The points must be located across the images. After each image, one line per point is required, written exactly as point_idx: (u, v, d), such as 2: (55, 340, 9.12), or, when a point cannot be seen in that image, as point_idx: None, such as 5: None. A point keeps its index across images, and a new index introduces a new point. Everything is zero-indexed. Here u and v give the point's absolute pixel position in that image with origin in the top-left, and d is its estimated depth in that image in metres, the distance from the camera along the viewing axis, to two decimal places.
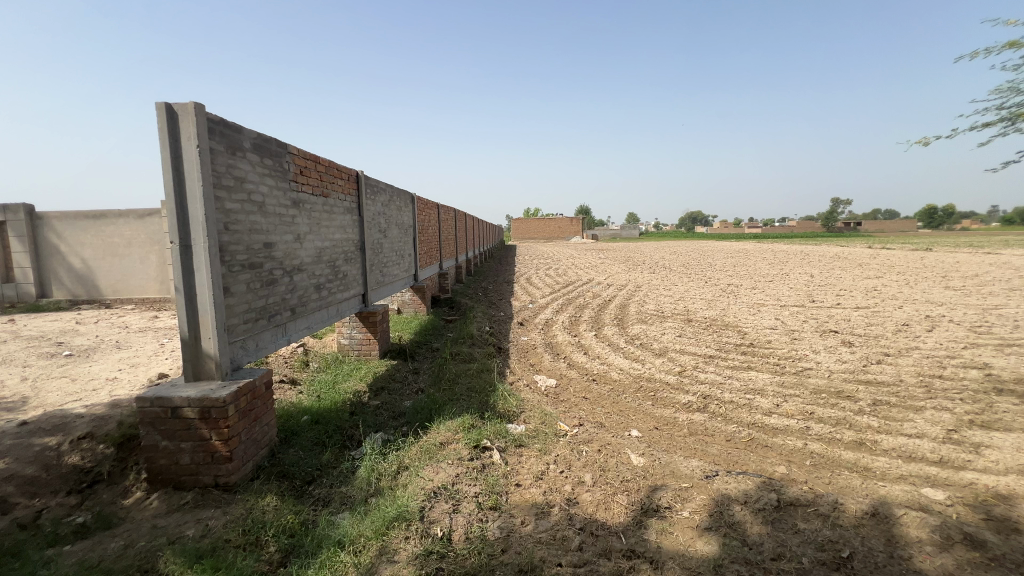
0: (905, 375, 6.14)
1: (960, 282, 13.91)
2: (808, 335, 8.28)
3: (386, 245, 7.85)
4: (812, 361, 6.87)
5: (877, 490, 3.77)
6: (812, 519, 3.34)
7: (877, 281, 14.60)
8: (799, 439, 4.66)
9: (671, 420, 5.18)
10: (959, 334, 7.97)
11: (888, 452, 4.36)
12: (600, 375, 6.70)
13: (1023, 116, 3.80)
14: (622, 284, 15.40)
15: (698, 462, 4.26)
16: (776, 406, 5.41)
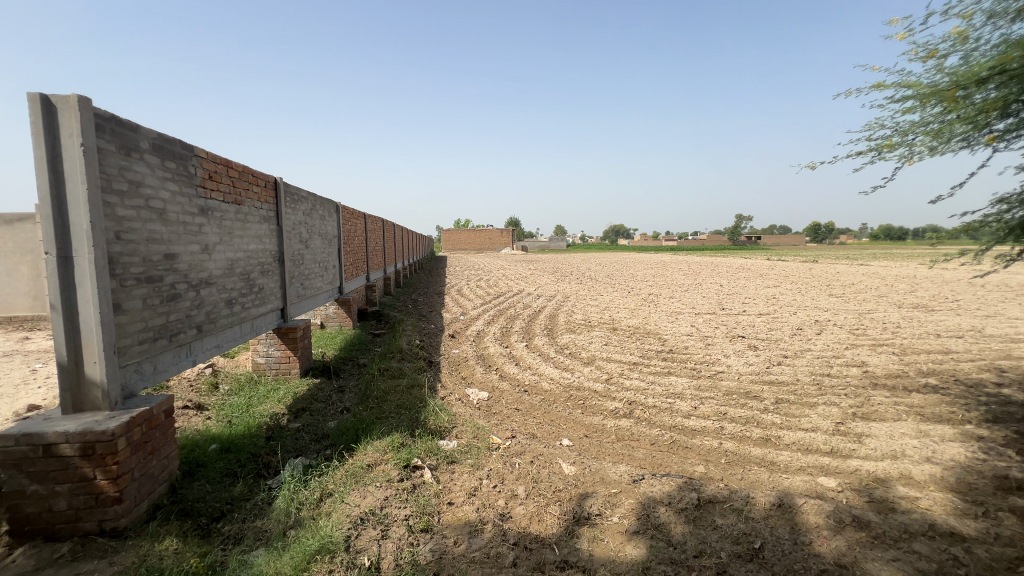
0: (800, 375, 6.84)
1: (841, 290, 15.85)
2: (719, 340, 8.98)
3: (308, 256, 7.41)
4: (723, 365, 7.44)
5: (781, 482, 4.13)
6: (728, 514, 3.59)
7: (775, 290, 16.25)
8: (714, 438, 5.00)
9: (600, 427, 5.35)
10: (842, 337, 9.06)
11: (789, 447, 4.81)
12: (531, 385, 6.78)
13: (887, 147, 4.42)
14: (552, 295, 15.80)
15: (626, 467, 4.41)
16: (694, 408, 5.78)
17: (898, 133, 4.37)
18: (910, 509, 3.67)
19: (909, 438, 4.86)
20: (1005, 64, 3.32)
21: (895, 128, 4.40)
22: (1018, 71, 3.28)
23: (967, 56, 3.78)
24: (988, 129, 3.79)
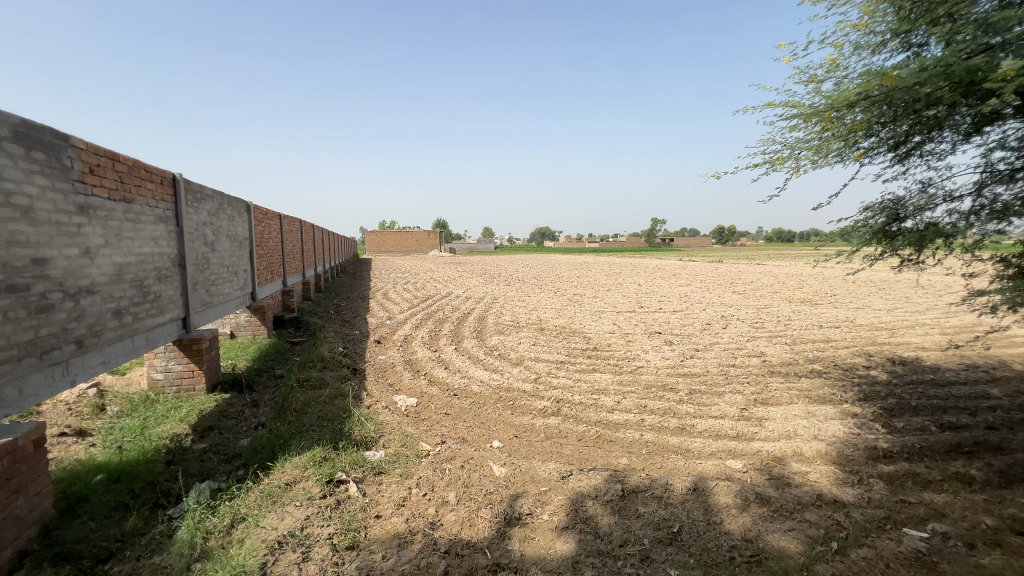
0: (709, 366, 7.44)
1: (742, 288, 17.48)
2: (639, 337, 9.51)
3: (214, 260, 6.78)
4: (643, 360, 7.89)
5: (695, 467, 4.45)
6: (649, 502, 3.80)
7: (687, 289, 17.56)
8: (636, 430, 5.28)
9: (530, 427, 5.44)
10: (744, 330, 9.98)
11: (701, 433, 5.20)
12: (461, 389, 6.72)
13: (779, 160, 4.91)
14: (481, 297, 15.82)
15: (555, 464, 4.52)
16: (617, 403, 6.06)
17: (786, 148, 4.88)
18: (801, 483, 4.13)
19: (800, 419, 5.46)
20: (868, 90, 3.84)
21: (784, 144, 4.90)
22: (878, 96, 3.81)
23: (839, 81, 4.33)
24: (856, 146, 4.36)
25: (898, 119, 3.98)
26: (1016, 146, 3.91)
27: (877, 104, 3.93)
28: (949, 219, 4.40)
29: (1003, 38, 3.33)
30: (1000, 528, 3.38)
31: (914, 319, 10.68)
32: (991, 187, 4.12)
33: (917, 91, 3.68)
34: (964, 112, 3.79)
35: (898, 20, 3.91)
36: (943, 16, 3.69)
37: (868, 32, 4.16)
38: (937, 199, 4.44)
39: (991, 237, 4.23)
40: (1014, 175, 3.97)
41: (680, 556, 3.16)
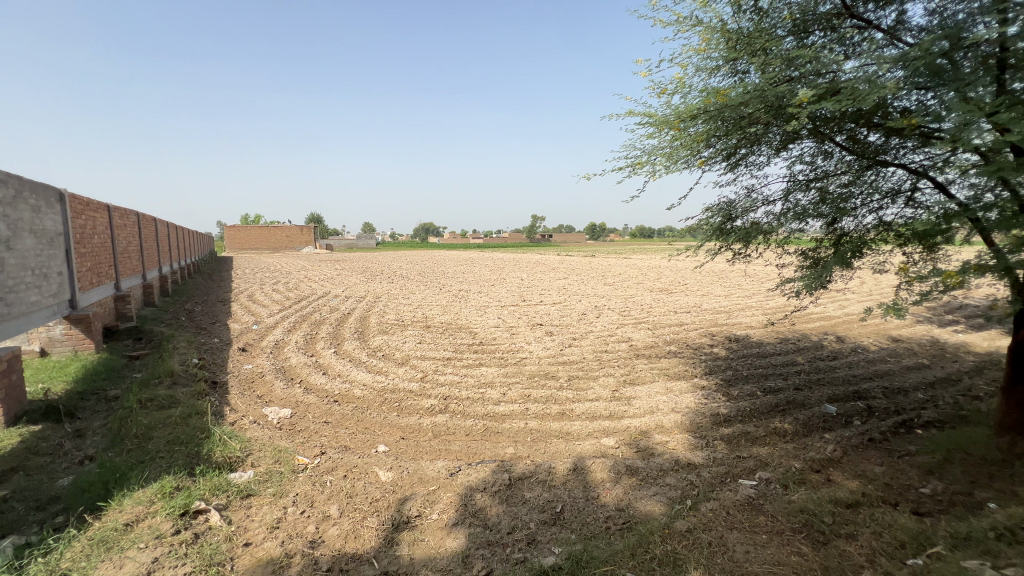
0: (585, 353, 8.03)
1: (613, 280, 19.16)
2: (522, 329, 9.90)
3: (10, 261, 5.42)
4: (526, 351, 8.23)
5: (575, 448, 4.78)
6: (534, 487, 3.99)
7: (565, 281, 18.71)
8: (521, 419, 5.49)
9: (417, 426, 5.33)
10: (614, 318, 10.96)
11: (580, 416, 5.60)
12: (342, 394, 6.33)
13: (639, 164, 5.43)
14: (362, 295, 15.06)
15: (443, 462, 4.50)
16: (503, 394, 6.24)
17: (644, 154, 5.43)
18: (662, 452, 4.68)
19: (661, 395, 6.17)
20: (706, 106, 4.45)
21: (643, 150, 5.45)
22: (714, 112, 4.44)
23: (684, 97, 4.96)
24: (699, 155, 5.01)
25: (729, 134, 4.68)
26: (811, 161, 4.85)
27: (713, 119, 4.56)
28: (767, 220, 5.31)
29: (800, 72, 4.10)
30: (804, 469, 4.21)
31: (743, 302, 12.73)
32: (794, 194, 5.05)
33: (742, 110, 4.35)
34: (775, 131, 4.59)
35: (727, 49, 4.60)
36: (759, 49, 4.43)
37: (706, 57, 4.83)
38: (758, 203, 5.32)
39: (794, 235, 5.19)
40: (809, 185, 4.93)
41: (563, 534, 3.37)
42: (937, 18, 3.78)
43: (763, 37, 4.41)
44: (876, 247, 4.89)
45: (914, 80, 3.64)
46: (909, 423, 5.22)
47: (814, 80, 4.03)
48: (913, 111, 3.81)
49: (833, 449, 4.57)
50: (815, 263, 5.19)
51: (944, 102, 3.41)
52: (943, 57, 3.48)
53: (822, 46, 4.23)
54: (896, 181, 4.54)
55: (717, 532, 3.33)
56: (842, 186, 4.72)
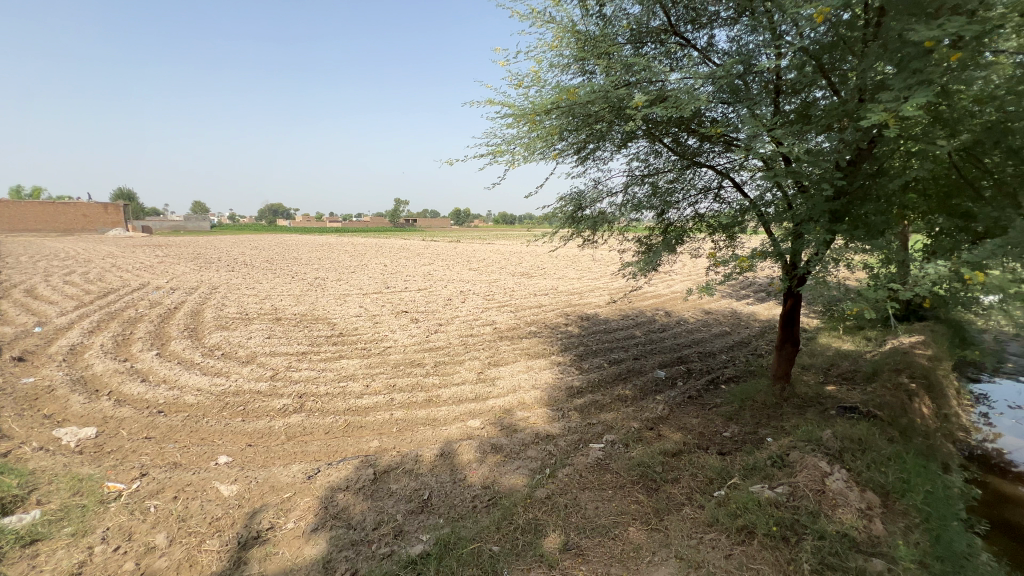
0: (451, 338, 8.09)
1: (478, 265, 19.56)
2: (386, 317, 9.55)
3: None
4: (390, 339, 7.97)
5: (442, 434, 4.81)
6: (401, 478, 3.94)
7: (430, 267, 18.52)
8: (386, 410, 5.33)
9: (267, 430, 4.82)
10: (479, 303, 11.21)
11: (446, 402, 5.63)
12: (168, 403, 5.40)
13: (500, 152, 5.57)
14: (192, 286, 12.93)
15: (299, 465, 4.15)
16: (366, 386, 5.97)
17: (504, 142, 5.58)
18: (524, 427, 4.97)
19: (522, 374, 6.53)
20: (559, 101, 4.72)
21: (503, 139, 5.59)
22: (566, 108, 4.74)
23: (540, 90, 5.20)
24: (553, 147, 5.32)
25: (579, 129, 5.05)
26: (645, 159, 5.52)
27: (565, 114, 4.87)
28: (610, 210, 5.90)
29: (636, 78, 4.59)
30: (641, 428, 4.86)
31: (593, 284, 14.06)
32: (632, 187, 5.71)
33: (590, 108, 4.72)
34: (617, 130, 5.11)
35: (577, 50, 4.95)
36: (603, 53, 4.85)
37: (558, 54, 5.12)
38: (603, 194, 5.89)
39: (632, 224, 5.87)
40: (643, 180, 5.61)
41: (431, 520, 3.39)
42: (735, 45, 4.55)
43: (606, 42, 4.84)
44: (693, 235, 5.78)
45: (720, 96, 4.35)
46: (716, 381, 6.38)
47: (647, 86, 4.54)
48: (719, 122, 4.55)
49: (662, 408, 5.37)
50: (648, 249, 5.94)
51: (740, 116, 4.14)
52: (739, 79, 4.21)
53: (652, 57, 4.79)
54: (707, 180, 5.40)
55: (571, 494, 3.68)
56: (668, 182, 5.48)
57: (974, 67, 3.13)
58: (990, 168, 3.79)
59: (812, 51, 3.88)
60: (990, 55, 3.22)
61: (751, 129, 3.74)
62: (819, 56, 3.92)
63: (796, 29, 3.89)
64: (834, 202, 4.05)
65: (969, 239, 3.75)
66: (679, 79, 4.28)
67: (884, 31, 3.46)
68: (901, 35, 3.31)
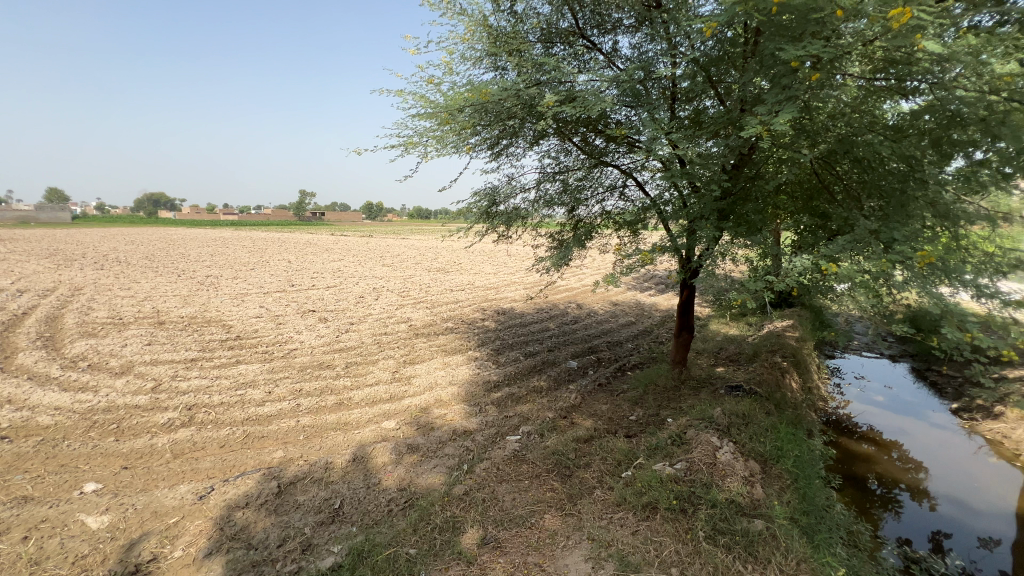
0: (364, 337, 7.75)
1: (392, 260, 18.93)
2: (291, 318, 8.89)
3: None
4: (296, 341, 7.44)
5: (355, 437, 4.60)
6: (309, 488, 3.72)
7: (340, 263, 17.58)
8: (292, 418, 4.97)
9: (148, 448, 4.28)
10: (394, 300, 10.86)
11: (359, 404, 5.39)
12: (15, 426, 4.56)
13: (412, 145, 5.40)
14: (46, 287, 11.00)
15: (189, 485, 3.74)
16: (268, 393, 5.52)
17: (416, 134, 5.43)
18: (441, 425, 4.91)
19: (439, 371, 6.44)
20: (472, 96, 4.69)
21: (415, 131, 5.43)
22: (478, 102, 4.71)
23: (452, 83, 5.14)
24: (467, 142, 5.28)
25: (492, 125, 5.07)
26: (556, 157, 5.69)
27: (478, 109, 4.84)
28: (524, 206, 6.00)
29: (546, 77, 4.68)
30: (555, 418, 5.03)
31: (509, 279, 14.26)
32: (544, 183, 5.86)
33: (502, 104, 4.74)
34: (529, 127, 5.20)
35: (488, 45, 4.97)
36: (514, 49, 4.91)
37: (470, 48, 5.10)
38: (517, 190, 5.97)
39: (545, 220, 6.03)
40: (555, 177, 5.79)
41: (343, 530, 3.24)
42: (636, 52, 4.84)
43: (517, 40, 4.90)
44: (601, 231, 6.07)
45: (624, 99, 4.59)
46: (623, 368, 6.80)
47: (556, 86, 4.66)
48: (622, 124, 4.81)
49: (574, 397, 5.60)
50: (560, 244, 6.15)
51: (641, 119, 4.40)
52: (640, 84, 4.48)
53: (561, 58, 4.94)
54: (613, 179, 5.70)
55: (488, 488, 3.71)
56: (578, 180, 5.71)
57: (829, 86, 3.62)
58: (841, 174, 4.44)
59: (702, 63, 4.24)
60: (841, 77, 3.75)
61: (652, 132, 3.99)
62: (708, 68, 4.29)
63: (688, 42, 4.21)
64: (721, 201, 4.49)
65: (826, 235, 4.36)
66: (587, 81, 4.45)
67: (760, 50, 3.88)
68: (773, 54, 3.72)
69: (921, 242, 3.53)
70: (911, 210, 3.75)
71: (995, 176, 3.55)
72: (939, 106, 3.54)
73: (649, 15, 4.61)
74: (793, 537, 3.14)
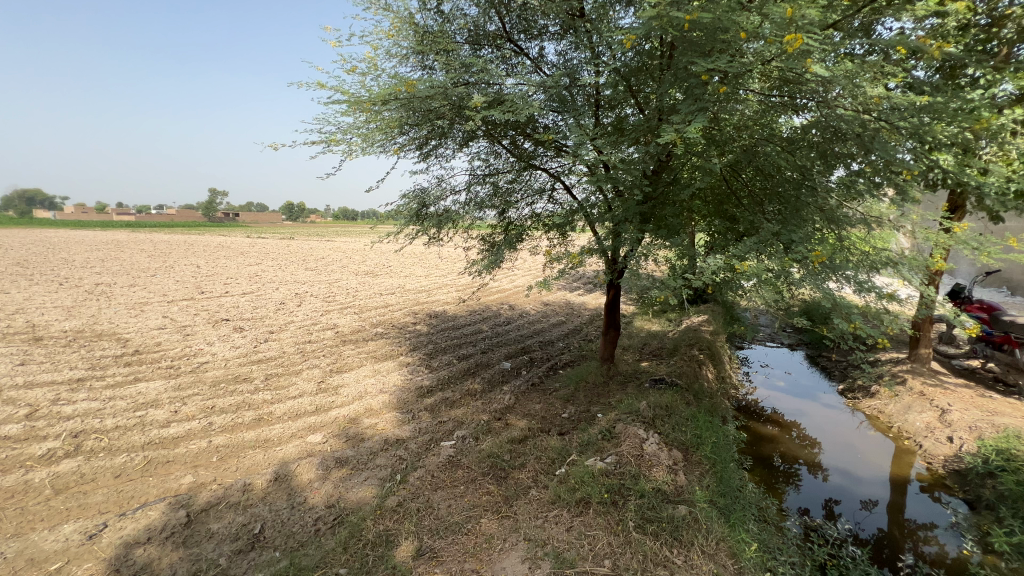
0: (285, 347, 7.28)
1: (315, 264, 17.97)
2: (200, 328, 8.13)
3: None
4: (207, 353, 6.81)
5: (276, 455, 4.30)
6: (224, 514, 3.43)
7: (258, 267, 16.38)
8: (202, 438, 4.55)
9: (22, 485, 3.71)
10: (318, 305, 10.30)
11: (281, 418, 5.05)
12: None
13: (334, 141, 5.15)
14: None
15: (76, 523, 3.29)
16: (174, 412, 5.00)
17: (339, 131, 5.20)
18: (372, 435, 4.73)
19: (369, 378, 6.20)
20: (398, 95, 4.57)
21: (338, 127, 5.19)
22: (405, 100, 4.60)
23: (377, 80, 4.98)
24: (394, 141, 5.15)
25: (419, 124, 4.97)
26: (486, 159, 5.71)
27: (404, 108, 4.73)
28: (455, 208, 5.95)
29: (474, 79, 4.66)
30: (489, 420, 5.04)
31: (441, 281, 14.08)
32: (474, 186, 5.87)
33: (430, 104, 4.67)
34: (458, 128, 5.18)
35: (415, 42, 4.90)
36: (441, 49, 4.87)
37: (394, 44, 5.00)
38: (447, 191, 5.92)
39: (476, 222, 6.03)
40: (485, 179, 5.82)
41: (264, 556, 3.03)
42: (562, 58, 4.99)
43: (444, 39, 4.86)
44: (531, 233, 6.18)
45: (551, 104, 4.71)
46: (554, 367, 6.97)
47: (485, 88, 4.66)
48: (550, 129, 4.92)
49: (508, 398, 5.64)
50: (491, 246, 6.17)
51: (567, 125, 4.54)
52: (566, 90, 4.61)
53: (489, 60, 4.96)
54: (542, 182, 5.81)
55: (423, 497, 3.63)
56: (508, 182, 5.77)
57: (735, 100, 3.95)
58: (745, 182, 4.88)
59: (622, 73, 4.46)
60: (744, 92, 4.10)
61: (578, 138, 4.13)
62: (628, 78, 4.52)
63: (610, 51, 4.41)
64: (643, 205, 4.75)
65: (735, 237, 4.75)
66: (514, 85, 4.50)
67: (674, 63, 4.13)
68: (686, 67, 3.99)
69: (813, 243, 3.96)
70: (804, 215, 4.20)
71: (868, 184, 4.06)
72: (824, 122, 3.99)
73: (573, 23, 4.74)
74: (712, 519, 3.38)
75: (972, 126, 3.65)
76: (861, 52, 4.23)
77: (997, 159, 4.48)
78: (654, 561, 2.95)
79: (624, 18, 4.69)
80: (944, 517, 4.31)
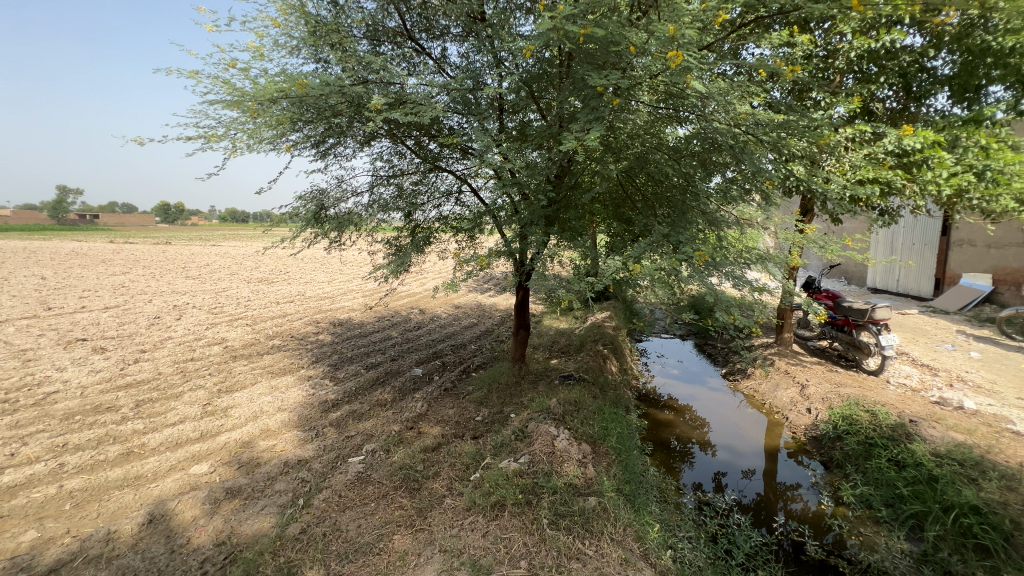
0: (161, 367, 6.40)
1: (198, 271, 16.07)
2: (47, 352, 6.85)
3: None
4: (56, 381, 5.76)
5: (150, 493, 3.76)
6: (82, 572, 2.94)
7: (124, 277, 14.26)
8: (50, 484, 3.83)
9: None
10: (202, 318, 9.21)
11: (157, 450, 4.43)
12: None
13: (213, 137, 4.61)
14: None
15: None
16: (9, 456, 4.16)
17: (219, 126, 4.67)
18: (270, 458, 4.34)
19: (265, 396, 5.68)
20: (288, 89, 4.21)
21: (218, 121, 4.66)
22: (296, 96, 4.27)
23: (263, 70, 4.57)
24: (286, 138, 4.78)
25: (315, 122, 4.65)
26: (389, 159, 5.52)
27: (297, 104, 4.39)
28: (357, 210, 5.68)
29: (374, 76, 4.45)
30: (401, 430, 4.88)
31: (345, 287, 13.34)
32: (377, 187, 5.64)
33: (325, 100, 4.39)
34: (358, 127, 4.94)
35: (306, 32, 4.59)
36: (335, 42, 4.60)
37: (282, 34, 4.64)
38: (348, 193, 5.62)
39: (381, 224, 5.78)
40: (389, 180, 5.61)
41: None
42: (464, 60, 4.98)
43: (340, 32, 4.61)
44: (439, 235, 6.07)
45: (455, 107, 4.65)
46: (467, 370, 6.94)
47: (385, 86, 4.47)
48: (454, 131, 4.88)
49: (420, 405, 5.51)
50: (397, 250, 5.97)
51: (472, 128, 4.54)
52: (470, 93, 4.59)
53: (389, 57, 4.83)
54: (449, 184, 5.73)
55: (329, 520, 3.40)
56: (413, 184, 5.64)
57: (627, 110, 4.21)
58: (639, 186, 5.20)
59: (524, 79, 4.56)
60: (636, 104, 4.39)
61: (482, 141, 4.13)
62: (529, 83, 4.63)
63: (511, 57, 4.48)
64: (548, 208, 4.93)
65: (632, 238, 5.09)
66: (417, 85, 4.39)
67: (573, 72, 4.31)
68: (584, 78, 4.19)
69: (698, 243, 4.37)
70: (689, 217, 4.63)
71: (740, 190, 4.61)
72: (704, 133, 4.41)
73: (473, 27, 4.75)
74: (620, 506, 3.59)
75: (816, 141, 4.30)
76: (731, 73, 4.79)
77: (835, 169, 5.26)
78: (568, 555, 3.05)
79: (524, 25, 4.83)
80: (806, 477, 5.02)
